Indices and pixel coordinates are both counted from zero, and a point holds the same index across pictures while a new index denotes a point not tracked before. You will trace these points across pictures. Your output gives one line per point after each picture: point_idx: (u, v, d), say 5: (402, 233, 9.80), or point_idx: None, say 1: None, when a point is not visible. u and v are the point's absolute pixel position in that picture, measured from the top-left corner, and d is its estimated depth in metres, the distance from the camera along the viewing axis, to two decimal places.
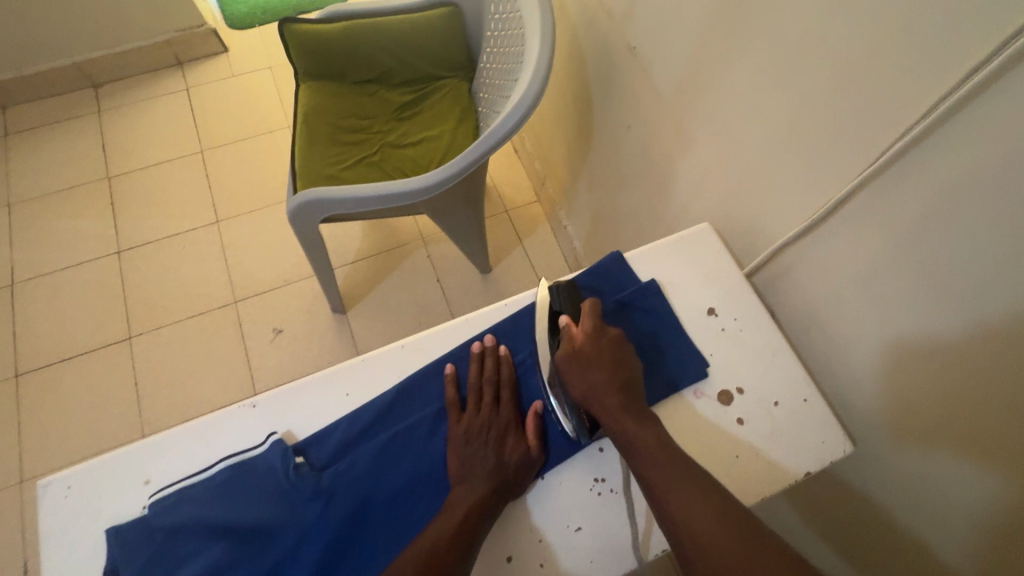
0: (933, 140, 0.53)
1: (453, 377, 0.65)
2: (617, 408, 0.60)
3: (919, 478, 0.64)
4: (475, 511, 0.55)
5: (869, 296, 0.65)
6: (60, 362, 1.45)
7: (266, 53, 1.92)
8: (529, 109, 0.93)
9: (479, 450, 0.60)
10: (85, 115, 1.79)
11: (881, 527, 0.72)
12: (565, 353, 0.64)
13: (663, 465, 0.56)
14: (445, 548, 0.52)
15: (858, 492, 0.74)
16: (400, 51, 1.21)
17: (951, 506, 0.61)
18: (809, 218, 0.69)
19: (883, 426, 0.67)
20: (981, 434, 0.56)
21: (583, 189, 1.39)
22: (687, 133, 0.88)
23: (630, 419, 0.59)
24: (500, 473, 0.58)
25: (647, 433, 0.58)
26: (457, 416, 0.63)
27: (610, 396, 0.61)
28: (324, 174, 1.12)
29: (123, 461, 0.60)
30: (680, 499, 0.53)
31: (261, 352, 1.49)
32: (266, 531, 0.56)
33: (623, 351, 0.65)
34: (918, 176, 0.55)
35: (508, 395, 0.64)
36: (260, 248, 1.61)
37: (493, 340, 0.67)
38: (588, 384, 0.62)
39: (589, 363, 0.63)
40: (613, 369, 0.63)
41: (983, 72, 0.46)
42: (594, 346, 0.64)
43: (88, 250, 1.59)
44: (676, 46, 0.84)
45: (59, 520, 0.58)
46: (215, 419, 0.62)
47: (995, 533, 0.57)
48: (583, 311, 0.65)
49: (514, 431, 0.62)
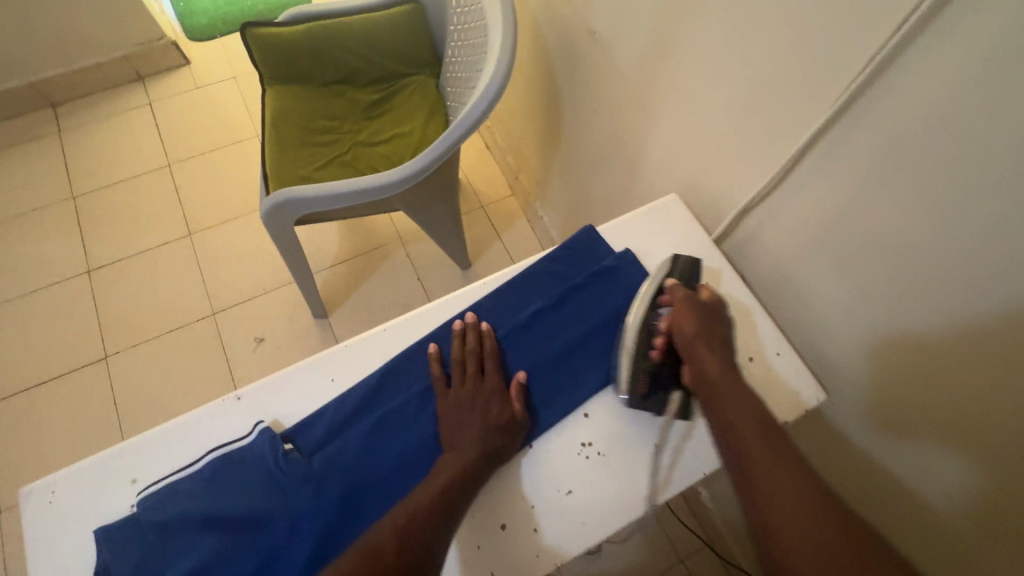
0: (875, 90, 0.55)
1: (437, 354, 0.66)
2: (720, 367, 0.61)
3: (892, 440, 0.68)
4: (461, 477, 0.56)
5: (831, 250, 0.67)
6: (34, 387, 1.42)
7: (229, 63, 1.90)
8: (494, 96, 0.95)
9: (470, 414, 0.61)
10: (45, 135, 1.75)
11: (857, 484, 0.76)
12: (687, 313, 0.64)
13: (750, 418, 0.57)
14: (424, 510, 0.53)
15: (836, 454, 0.77)
16: (364, 49, 1.21)
17: (911, 455, 0.66)
18: (766, 179, 0.72)
19: (880, 412, 0.68)
20: (953, 383, 0.58)
21: (556, 178, 1.41)
22: (651, 110, 0.91)
23: (728, 380, 0.60)
24: (488, 439, 0.59)
25: (743, 397, 0.59)
26: (444, 389, 0.63)
27: (715, 355, 0.62)
28: (298, 176, 1.12)
29: (108, 462, 0.60)
30: (761, 448, 0.55)
31: (243, 361, 1.47)
32: (257, 521, 0.56)
33: (728, 325, 0.65)
34: (864, 128, 0.58)
35: (492, 363, 0.65)
36: (235, 258, 1.59)
37: (474, 317, 0.68)
38: (699, 335, 0.62)
39: (708, 323, 0.64)
40: (721, 333, 0.64)
41: (911, 22, 0.49)
42: (712, 310, 0.65)
43: (57, 272, 1.56)
44: (634, 26, 0.87)
45: (44, 526, 0.56)
46: (199, 414, 0.62)
47: (976, 503, 0.60)
48: (713, 291, 0.66)
49: (501, 398, 0.63)
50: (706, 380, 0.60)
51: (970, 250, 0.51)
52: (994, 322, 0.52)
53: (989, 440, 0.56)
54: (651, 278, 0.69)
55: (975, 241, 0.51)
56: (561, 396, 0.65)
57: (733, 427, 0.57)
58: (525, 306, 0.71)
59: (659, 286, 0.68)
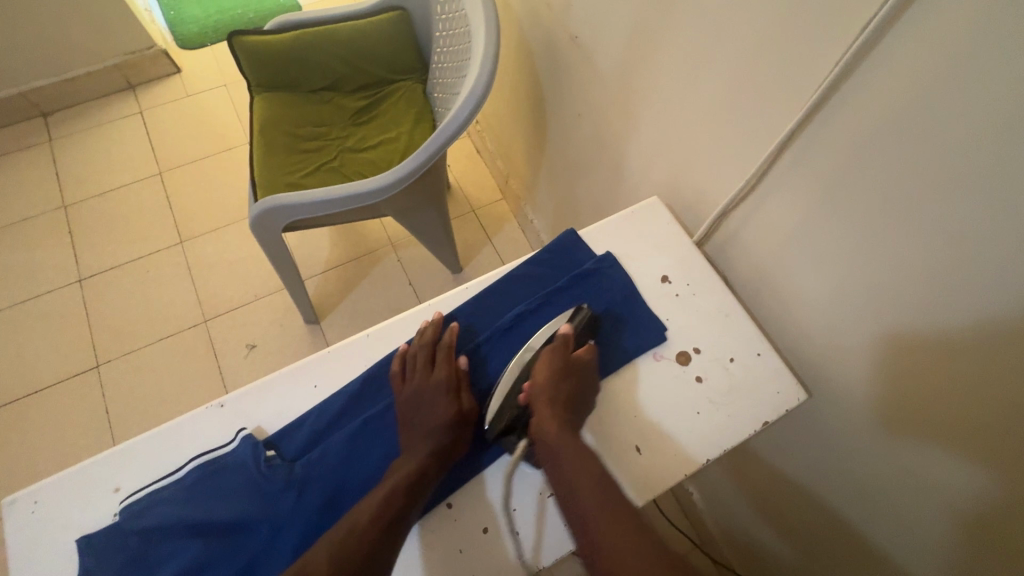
0: (847, 89, 0.56)
1: (403, 352, 0.66)
2: (560, 425, 0.60)
3: (891, 438, 0.66)
4: (405, 479, 0.56)
5: (810, 249, 0.68)
6: (25, 397, 1.42)
7: (220, 71, 1.91)
8: (479, 99, 0.96)
9: (418, 413, 0.61)
10: (36, 145, 1.76)
11: (841, 481, 0.77)
12: (552, 371, 0.63)
13: (589, 477, 0.56)
14: (367, 519, 0.53)
15: (822, 452, 0.78)
16: (351, 56, 1.22)
17: (894, 450, 0.66)
18: (745, 180, 0.73)
19: (875, 411, 0.67)
20: (942, 377, 0.57)
21: (544, 181, 1.42)
22: (633, 113, 0.91)
23: (565, 437, 0.59)
24: (435, 439, 0.59)
25: (581, 456, 0.58)
26: (400, 384, 0.64)
27: (558, 410, 0.61)
28: (285, 183, 1.13)
29: (92, 471, 0.60)
30: (600, 508, 0.54)
31: (235, 368, 1.47)
32: (240, 527, 0.57)
33: (590, 384, 0.65)
34: (837, 127, 0.59)
35: (445, 357, 0.65)
36: (227, 265, 1.60)
37: (439, 316, 0.69)
38: (551, 387, 0.62)
39: (564, 377, 0.63)
40: (575, 389, 0.63)
41: (876, 22, 0.50)
42: (579, 363, 0.65)
43: (49, 281, 1.56)
44: (614, 30, 0.88)
45: (27, 536, 0.57)
46: (183, 422, 0.62)
47: (975, 500, 0.58)
48: (589, 353, 0.65)
49: (449, 395, 0.62)
50: (542, 437, 0.60)
51: (945, 242, 0.52)
52: (969, 315, 0.52)
53: (972, 429, 0.56)
54: (550, 322, 0.68)
55: (949, 233, 0.51)
56: None
57: (576, 485, 0.56)
58: (505, 309, 0.71)
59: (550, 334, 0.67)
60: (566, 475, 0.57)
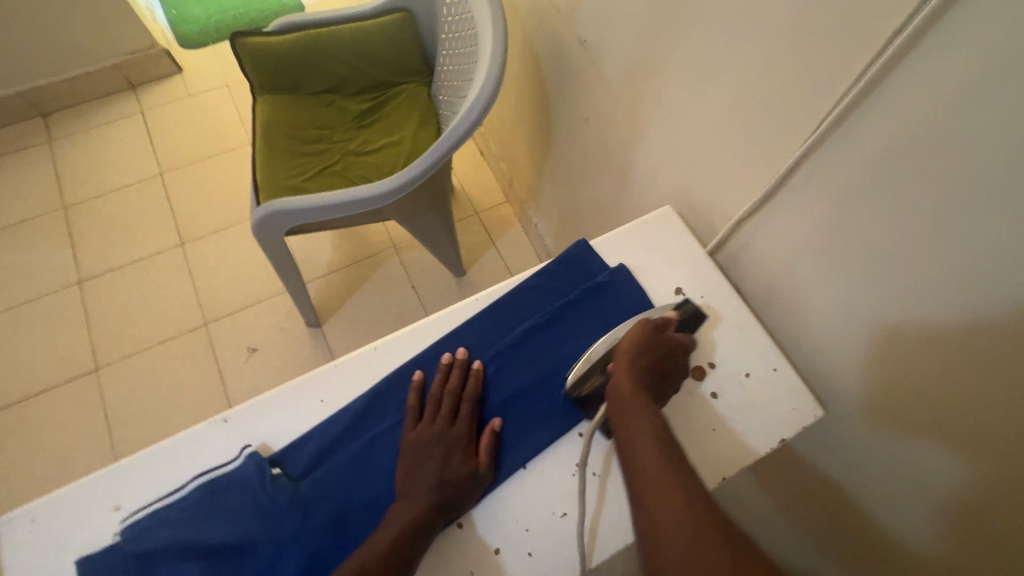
0: (870, 102, 0.54)
1: (418, 384, 0.64)
2: (638, 387, 0.59)
3: (887, 435, 0.66)
4: (408, 527, 0.54)
5: (825, 263, 0.66)
6: (23, 401, 1.40)
7: (221, 71, 1.89)
8: (486, 105, 0.93)
9: (430, 458, 0.59)
10: (35, 144, 1.74)
11: (851, 496, 0.75)
12: (649, 340, 0.63)
13: (652, 440, 0.55)
14: (373, 565, 0.51)
15: (832, 467, 0.76)
16: (354, 58, 1.20)
17: (907, 470, 0.64)
18: (759, 192, 0.71)
19: (875, 416, 0.66)
20: (950, 390, 0.56)
21: (548, 186, 1.40)
22: (642, 120, 0.90)
23: (643, 401, 0.58)
24: (442, 490, 0.56)
25: (651, 418, 0.56)
26: (413, 424, 0.62)
27: (639, 376, 0.60)
28: (287, 187, 1.11)
29: (90, 488, 0.58)
30: (655, 469, 0.52)
31: (235, 372, 1.46)
32: (243, 548, 0.55)
33: (678, 365, 0.64)
34: (859, 140, 0.56)
35: (468, 407, 0.63)
36: (227, 268, 1.58)
37: (464, 353, 0.66)
38: (634, 352, 0.61)
39: (653, 345, 0.62)
40: (662, 363, 0.63)
41: (906, 33, 0.48)
42: (668, 341, 0.64)
43: (48, 283, 1.54)
44: (622, 37, 0.86)
45: (22, 555, 0.55)
46: (186, 437, 0.60)
47: (970, 498, 0.58)
48: (685, 339, 0.65)
49: (465, 449, 0.60)
50: (621, 395, 0.59)
51: (965, 264, 0.50)
52: (990, 337, 0.50)
53: (980, 452, 0.55)
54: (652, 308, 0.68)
55: (970, 255, 0.49)
56: (554, 417, 0.64)
57: (637, 448, 0.55)
58: (516, 325, 0.70)
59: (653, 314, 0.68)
60: (630, 435, 0.56)
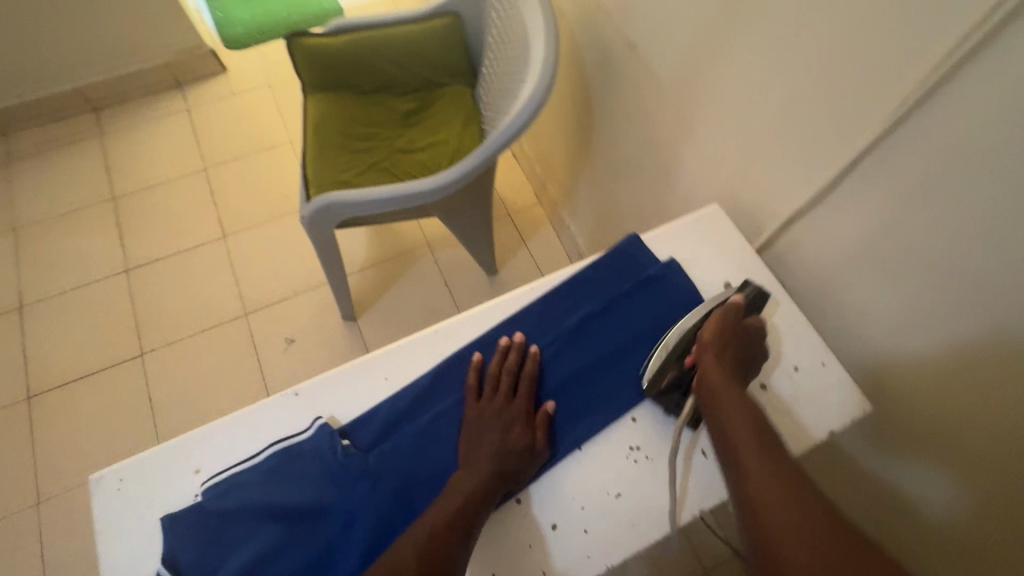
0: (943, 95, 0.56)
1: (478, 364, 0.67)
2: (728, 376, 0.62)
3: (908, 445, 0.75)
4: (471, 498, 0.56)
5: (877, 259, 0.69)
6: (72, 382, 1.45)
7: (264, 71, 1.96)
8: (538, 105, 0.96)
9: (491, 433, 0.61)
10: (87, 138, 1.81)
11: (909, 489, 0.77)
12: (729, 326, 0.65)
13: (747, 421, 0.58)
14: (443, 529, 0.54)
15: (873, 464, 0.82)
16: (404, 60, 1.24)
17: (962, 467, 0.68)
18: (813, 190, 0.74)
19: (901, 429, 0.74)
20: (978, 411, 0.63)
21: (584, 187, 1.43)
22: (690, 121, 0.92)
23: (732, 386, 0.61)
24: (501, 463, 0.59)
25: (744, 404, 0.59)
26: (474, 401, 0.64)
27: (727, 365, 0.63)
28: (337, 182, 1.15)
29: (172, 452, 0.61)
30: (754, 457, 0.55)
31: (274, 361, 1.50)
32: (317, 512, 0.58)
33: (759, 348, 0.66)
34: (929, 133, 0.58)
35: (525, 385, 0.65)
36: (267, 260, 1.63)
37: (522, 337, 0.69)
38: (719, 343, 0.64)
39: (733, 332, 0.65)
40: (743, 347, 0.65)
41: (986, 26, 0.50)
42: (745, 327, 0.66)
43: (97, 270, 1.60)
44: (675, 40, 0.89)
45: (111, 512, 0.58)
46: (260, 408, 0.64)
47: (982, 505, 0.67)
48: (760, 323, 0.67)
49: (524, 423, 0.63)
50: (708, 383, 0.62)
51: None
52: None
53: (993, 473, 0.64)
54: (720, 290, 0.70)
55: None
56: (608, 402, 0.67)
57: (735, 438, 0.57)
58: (570, 313, 0.72)
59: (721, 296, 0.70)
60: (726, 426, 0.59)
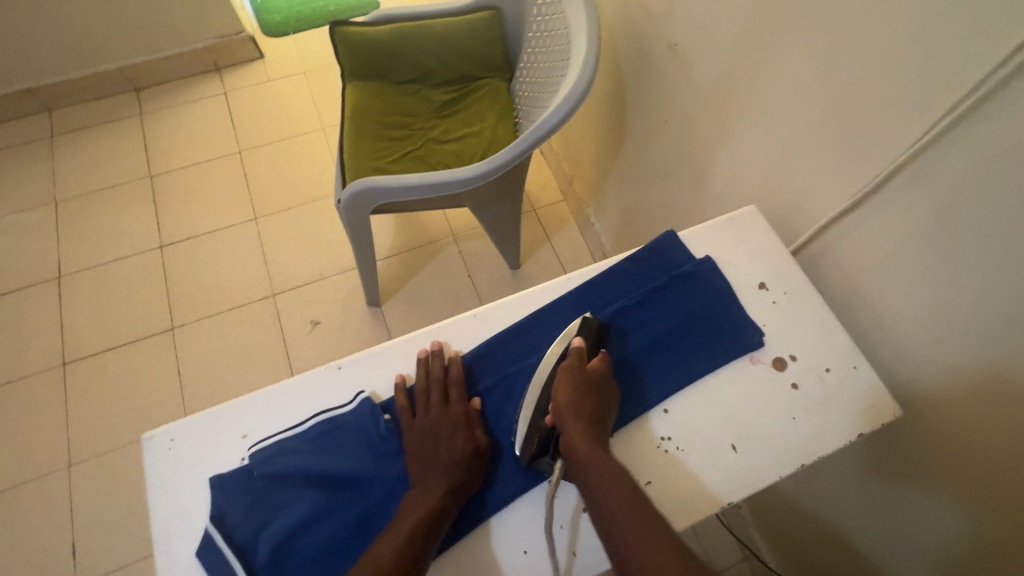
0: (998, 100, 0.56)
1: (404, 385, 0.65)
2: (590, 439, 0.61)
3: (900, 470, 0.80)
4: (425, 519, 0.56)
5: (912, 267, 0.70)
6: (105, 352, 1.50)
7: (300, 58, 1.99)
8: (578, 99, 0.97)
9: (433, 449, 0.61)
10: (127, 116, 1.86)
11: (897, 514, 0.82)
12: (574, 385, 0.64)
13: (619, 484, 0.58)
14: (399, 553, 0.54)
15: (862, 484, 0.87)
16: (443, 51, 1.26)
17: (953, 496, 0.73)
18: (852, 196, 0.74)
19: (898, 453, 0.79)
20: (976, 438, 0.68)
21: (612, 186, 1.44)
22: (729, 123, 0.93)
23: (594, 450, 0.60)
24: (453, 475, 0.59)
25: (611, 468, 0.59)
26: (409, 420, 0.63)
27: (587, 426, 0.62)
28: (372, 168, 1.18)
29: (219, 417, 0.64)
30: (631, 524, 0.55)
31: (299, 342, 1.53)
32: (356, 482, 0.61)
33: (615, 395, 0.65)
34: (980, 140, 0.58)
35: (458, 394, 0.65)
36: (296, 244, 1.66)
37: (441, 345, 0.69)
38: (575, 405, 0.63)
39: (580, 390, 0.64)
40: (595, 399, 0.64)
41: None
42: (598, 377, 0.65)
43: (132, 245, 1.65)
44: (718, 42, 0.90)
45: (162, 469, 0.61)
46: (305, 378, 0.66)
47: (964, 532, 0.72)
48: (603, 365, 0.66)
49: (465, 430, 0.63)
50: (574, 453, 0.60)
51: None
52: None
53: (986, 503, 0.69)
54: (556, 340, 0.69)
55: None
56: (640, 393, 0.69)
57: (608, 505, 0.57)
58: (605, 305, 0.74)
59: (561, 348, 0.68)
60: (599, 493, 0.58)
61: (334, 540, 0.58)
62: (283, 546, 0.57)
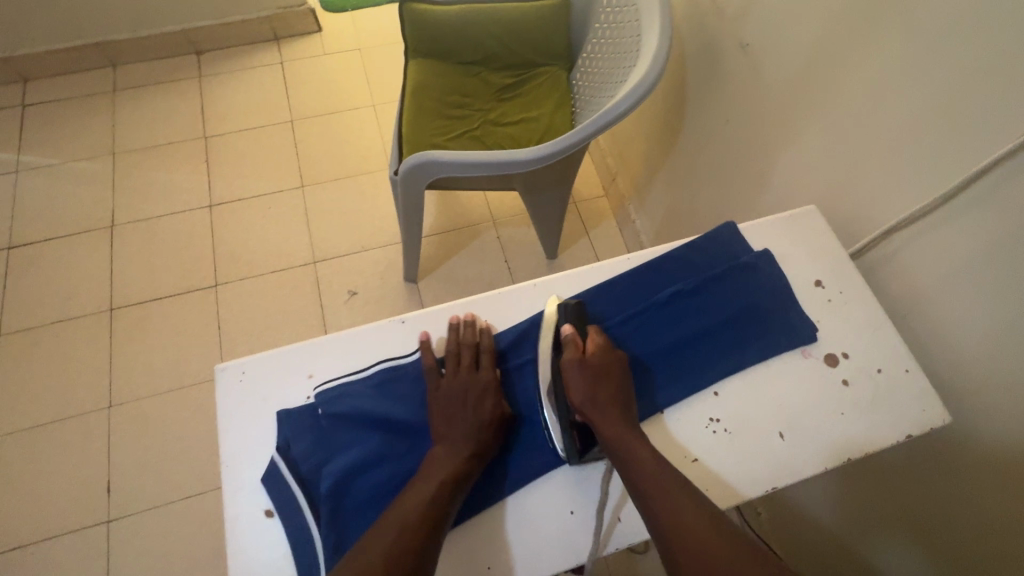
0: None
1: (428, 345, 0.67)
2: (608, 415, 0.63)
3: (902, 495, 0.85)
4: (453, 476, 0.58)
5: (974, 282, 0.69)
6: (149, 302, 1.55)
7: (357, 36, 2.03)
8: (646, 91, 0.98)
9: (460, 408, 0.63)
10: (187, 77, 1.92)
11: (900, 535, 0.87)
12: (581, 371, 0.65)
13: (647, 454, 0.60)
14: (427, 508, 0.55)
15: (870, 505, 0.91)
16: (507, 35, 1.28)
17: (954, 524, 0.77)
18: (918, 206, 0.74)
19: (904, 479, 0.84)
20: (977, 474, 0.73)
21: (660, 184, 1.45)
22: (794, 126, 0.94)
23: (622, 431, 0.62)
24: (480, 437, 0.61)
25: (638, 443, 0.61)
26: (436, 380, 0.65)
27: (607, 404, 0.64)
28: (430, 144, 1.21)
29: (289, 356, 0.67)
30: (661, 489, 0.57)
31: (335, 310, 1.57)
32: (410, 430, 0.63)
33: (620, 365, 0.68)
34: None
35: (487, 359, 0.67)
36: (340, 215, 1.70)
37: (471, 315, 0.70)
38: (589, 395, 0.64)
39: (587, 377, 0.65)
40: (604, 380, 0.66)
41: None
42: (599, 361, 0.67)
43: (183, 202, 1.70)
44: (792, 45, 0.90)
45: (233, 398, 0.64)
46: (370, 328, 0.69)
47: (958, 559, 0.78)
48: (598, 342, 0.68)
49: (494, 394, 0.65)
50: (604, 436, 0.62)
51: None
52: None
53: (984, 536, 0.73)
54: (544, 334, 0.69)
55: None
56: (693, 376, 0.70)
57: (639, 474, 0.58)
58: (660, 288, 0.76)
59: (553, 338, 0.69)
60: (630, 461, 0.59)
61: (388, 482, 0.60)
62: (342, 483, 0.60)
